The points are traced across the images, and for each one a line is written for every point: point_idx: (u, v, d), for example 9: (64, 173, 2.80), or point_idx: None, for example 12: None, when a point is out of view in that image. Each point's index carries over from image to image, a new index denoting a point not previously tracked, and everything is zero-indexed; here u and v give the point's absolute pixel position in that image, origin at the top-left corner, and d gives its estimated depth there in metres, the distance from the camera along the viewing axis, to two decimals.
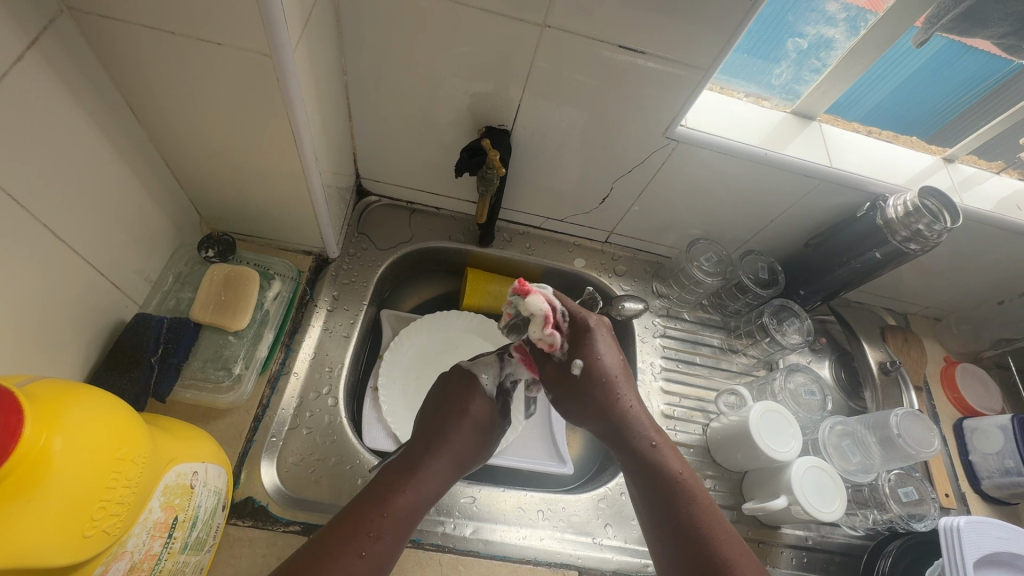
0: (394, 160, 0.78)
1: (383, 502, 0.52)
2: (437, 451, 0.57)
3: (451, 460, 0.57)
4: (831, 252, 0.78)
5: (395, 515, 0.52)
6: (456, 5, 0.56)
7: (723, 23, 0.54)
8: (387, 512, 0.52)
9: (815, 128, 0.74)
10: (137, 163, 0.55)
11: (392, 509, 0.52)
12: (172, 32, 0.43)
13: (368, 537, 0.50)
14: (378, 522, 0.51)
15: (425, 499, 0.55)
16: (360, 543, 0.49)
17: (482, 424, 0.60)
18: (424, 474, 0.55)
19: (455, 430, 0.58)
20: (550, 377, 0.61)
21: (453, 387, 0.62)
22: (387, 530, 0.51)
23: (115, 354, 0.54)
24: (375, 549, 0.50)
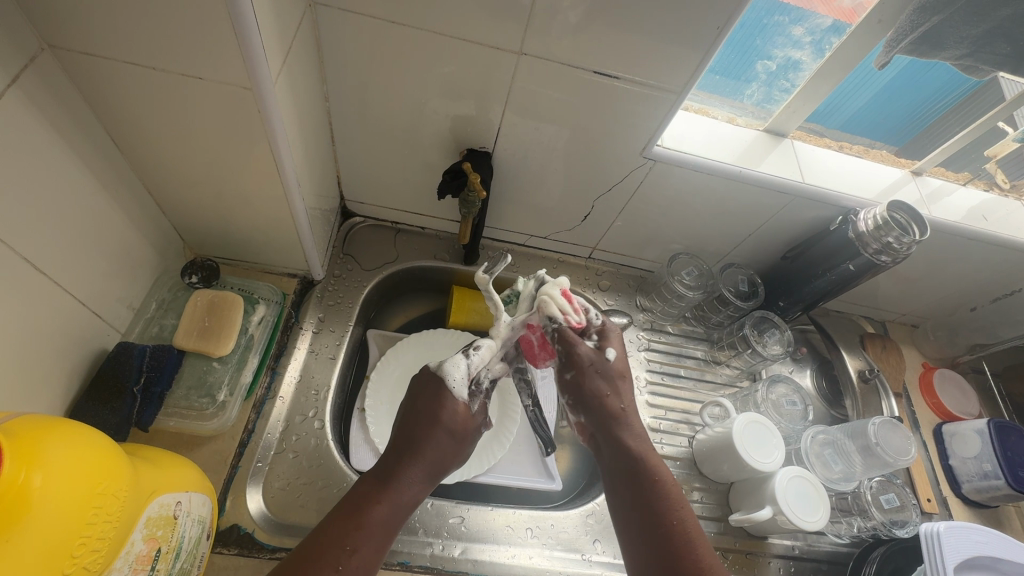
0: (378, 182, 0.80)
1: (381, 517, 0.47)
2: (416, 458, 0.51)
3: (430, 468, 0.52)
4: (808, 264, 0.80)
5: (383, 534, 0.47)
6: (436, 34, 0.57)
7: (693, 48, 0.57)
8: (378, 530, 0.47)
9: (787, 144, 0.76)
10: (119, 192, 0.55)
11: (384, 527, 0.47)
12: (153, 67, 0.44)
13: (356, 561, 0.45)
14: (371, 543, 0.46)
15: (402, 513, 0.49)
16: (347, 567, 0.44)
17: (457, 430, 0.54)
18: (396, 486, 0.49)
19: (433, 432, 0.53)
20: (580, 359, 0.61)
21: (421, 397, 0.56)
22: (375, 549, 0.46)
23: (96, 384, 0.53)
24: (361, 570, 0.45)
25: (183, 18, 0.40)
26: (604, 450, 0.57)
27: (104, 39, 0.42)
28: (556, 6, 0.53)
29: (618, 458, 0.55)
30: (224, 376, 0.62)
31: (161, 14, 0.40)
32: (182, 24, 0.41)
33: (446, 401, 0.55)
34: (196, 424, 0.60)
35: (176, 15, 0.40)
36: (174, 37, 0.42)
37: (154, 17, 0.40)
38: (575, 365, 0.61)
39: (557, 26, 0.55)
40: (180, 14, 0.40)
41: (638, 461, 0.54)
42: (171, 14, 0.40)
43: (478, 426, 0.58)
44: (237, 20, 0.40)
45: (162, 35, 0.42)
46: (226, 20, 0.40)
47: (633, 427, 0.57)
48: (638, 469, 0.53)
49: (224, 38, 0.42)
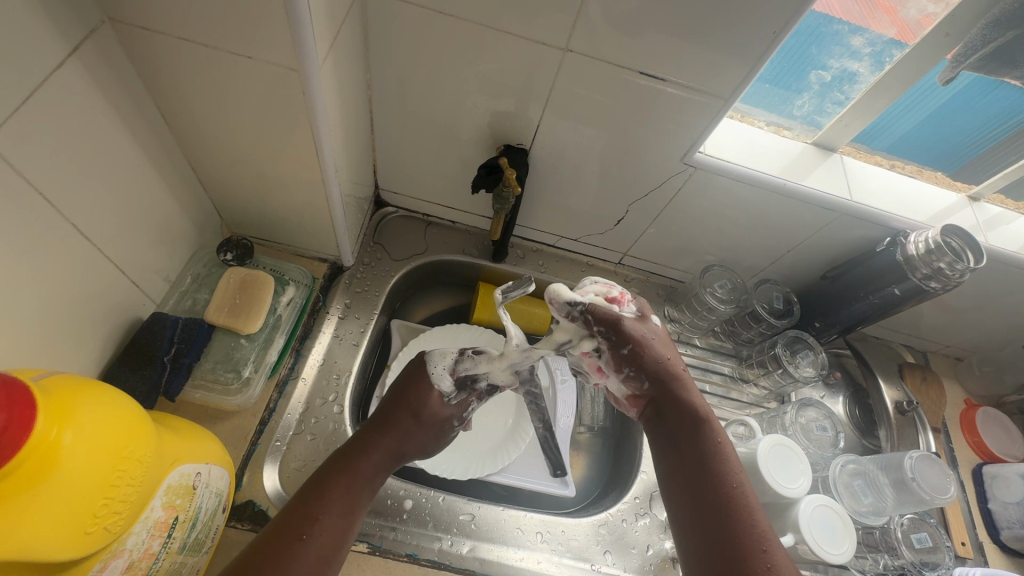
0: (413, 173, 0.80)
1: (348, 488, 0.49)
2: (380, 435, 0.53)
3: (395, 447, 0.53)
4: (849, 286, 0.76)
5: (350, 500, 0.48)
6: (481, 27, 0.57)
7: (745, 53, 0.55)
8: (343, 497, 0.48)
9: (836, 159, 0.73)
10: (164, 166, 0.56)
11: (350, 497, 0.48)
12: (205, 44, 0.45)
13: (323, 531, 0.45)
14: (337, 512, 0.47)
15: (362, 487, 0.50)
16: (313, 537, 0.45)
17: (427, 417, 0.56)
18: (361, 461, 0.51)
19: (401, 415, 0.55)
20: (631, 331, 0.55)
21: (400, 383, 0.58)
22: (339, 516, 0.47)
23: (129, 350, 0.54)
24: (327, 537, 0.45)
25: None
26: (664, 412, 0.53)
27: (160, 14, 0.43)
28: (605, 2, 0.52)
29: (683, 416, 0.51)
30: (250, 353, 0.61)
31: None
32: (236, 3, 0.41)
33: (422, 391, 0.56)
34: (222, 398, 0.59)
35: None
36: (228, 15, 0.42)
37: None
38: (630, 340, 0.54)
39: (605, 23, 0.54)
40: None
41: (701, 419, 0.51)
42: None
43: (454, 422, 0.58)
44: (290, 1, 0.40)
45: (215, 12, 0.42)
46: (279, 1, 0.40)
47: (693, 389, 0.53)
48: (705, 433, 0.50)
49: (275, 19, 0.42)
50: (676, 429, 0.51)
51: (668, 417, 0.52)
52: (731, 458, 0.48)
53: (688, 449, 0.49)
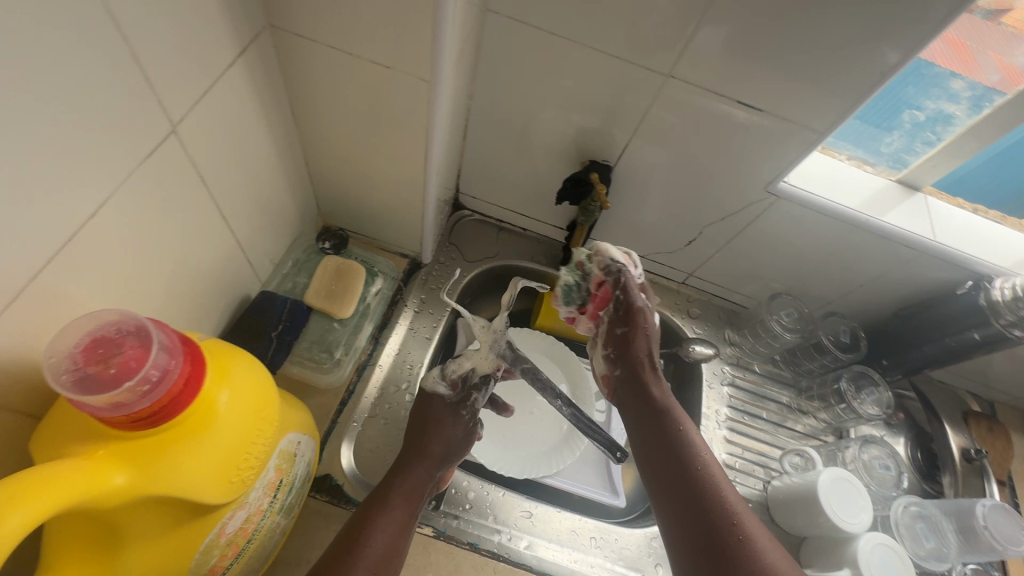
0: (495, 180, 0.83)
1: (394, 520, 0.52)
2: (418, 456, 0.59)
3: (431, 467, 0.59)
4: (923, 326, 0.75)
5: (394, 529, 0.52)
6: (590, 49, 0.60)
7: (848, 90, 0.56)
8: (386, 526, 0.52)
9: (919, 198, 0.73)
10: (286, 159, 0.61)
11: (394, 530, 0.52)
12: (349, 53, 0.49)
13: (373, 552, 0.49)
14: (385, 539, 0.51)
15: (409, 503, 0.55)
16: (365, 555, 0.49)
17: (455, 437, 0.61)
18: (403, 480, 0.56)
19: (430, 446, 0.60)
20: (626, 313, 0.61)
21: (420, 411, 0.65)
22: (391, 535, 0.51)
23: (241, 325, 0.59)
24: (379, 551, 0.50)
25: (390, 14, 0.45)
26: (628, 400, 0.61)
27: (317, 24, 0.47)
28: (716, 33, 0.55)
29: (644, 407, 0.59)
30: (342, 336, 0.65)
31: (373, 8, 0.45)
32: (388, 19, 0.45)
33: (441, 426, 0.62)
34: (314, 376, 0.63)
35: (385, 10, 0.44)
36: (377, 29, 0.46)
37: (365, 10, 0.45)
38: (630, 323, 0.61)
39: (711, 53, 0.56)
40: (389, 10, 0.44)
41: (662, 410, 0.58)
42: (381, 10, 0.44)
43: (465, 415, 0.64)
44: (438, 20, 0.44)
45: (366, 26, 0.46)
46: (428, 20, 0.44)
47: (658, 379, 0.60)
48: (663, 417, 0.57)
49: (420, 35, 0.46)
50: (645, 413, 0.59)
51: (632, 403, 0.60)
52: (693, 437, 0.56)
53: (655, 430, 0.57)
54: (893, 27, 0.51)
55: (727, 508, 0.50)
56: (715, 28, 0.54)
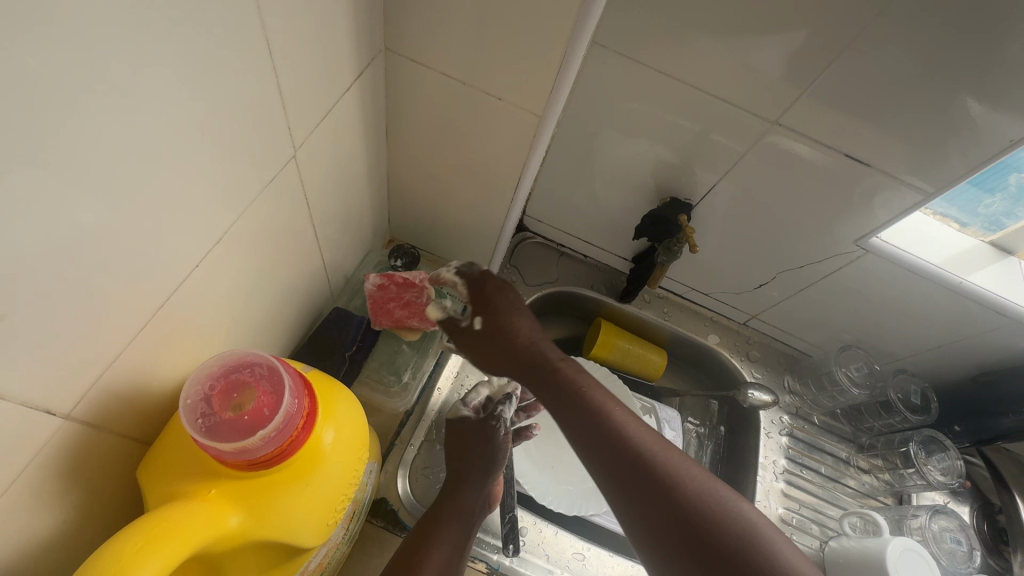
0: (565, 207, 0.82)
1: (446, 538, 0.52)
2: (457, 478, 0.59)
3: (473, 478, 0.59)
4: (1004, 396, 0.73)
5: (450, 546, 0.51)
6: (694, 89, 0.59)
7: (964, 153, 0.54)
8: (443, 544, 0.51)
9: (1012, 262, 0.71)
10: (372, 177, 0.61)
11: (447, 548, 0.51)
12: (463, 82, 0.48)
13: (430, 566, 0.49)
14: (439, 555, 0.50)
15: (459, 522, 0.54)
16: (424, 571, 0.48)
17: (490, 443, 0.62)
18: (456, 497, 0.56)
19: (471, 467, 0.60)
20: (451, 328, 0.57)
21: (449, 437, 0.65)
22: (449, 550, 0.51)
23: (316, 341, 0.58)
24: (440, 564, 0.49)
25: (517, 50, 0.44)
26: (558, 412, 0.47)
27: (437, 52, 0.47)
28: (835, 86, 0.53)
29: (569, 420, 0.46)
30: (410, 359, 0.64)
31: (499, 42, 0.44)
32: (514, 54, 0.44)
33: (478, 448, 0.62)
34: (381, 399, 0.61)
35: (513, 45, 0.44)
36: (499, 62, 0.46)
37: (490, 44, 0.44)
38: (486, 330, 0.53)
39: (824, 104, 0.55)
40: (517, 45, 0.44)
41: (575, 391, 0.47)
42: (509, 45, 0.44)
43: (494, 424, 0.64)
44: (568, 58, 0.43)
45: (487, 57, 0.46)
46: (557, 58, 0.44)
47: (571, 367, 0.49)
48: (589, 412, 0.45)
49: (544, 71, 0.45)
50: (581, 420, 0.46)
51: (557, 410, 0.47)
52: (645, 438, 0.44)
53: (601, 456, 0.44)
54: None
55: (653, 453, 0.43)
56: (835, 80, 0.52)
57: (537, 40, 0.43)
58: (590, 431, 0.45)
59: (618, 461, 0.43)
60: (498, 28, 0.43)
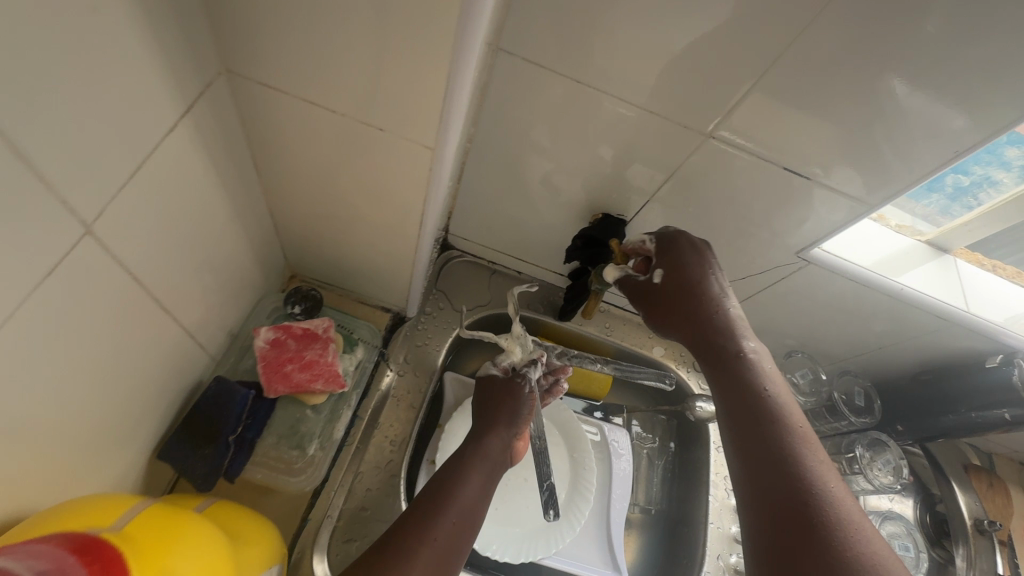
0: (491, 225, 0.75)
1: (456, 514, 0.54)
2: (491, 423, 0.67)
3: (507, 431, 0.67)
4: (943, 395, 0.72)
5: (474, 491, 0.58)
6: (617, 99, 0.52)
7: (896, 156, 0.51)
8: (473, 480, 0.59)
9: (948, 262, 0.70)
10: (249, 217, 0.51)
11: (456, 522, 0.54)
12: (334, 110, 0.40)
13: (439, 538, 0.51)
14: (449, 527, 0.53)
15: (483, 489, 0.60)
16: (432, 544, 0.51)
17: (516, 396, 0.69)
18: (475, 458, 0.62)
19: (484, 445, 0.64)
20: (636, 289, 0.57)
21: (489, 390, 0.72)
22: (464, 510, 0.56)
23: (190, 426, 0.48)
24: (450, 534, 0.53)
25: (390, 75, 0.36)
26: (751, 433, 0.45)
27: (296, 75, 0.37)
28: (766, 95, 0.48)
29: (768, 446, 0.44)
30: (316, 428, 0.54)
31: (368, 66, 0.35)
32: (387, 79, 0.36)
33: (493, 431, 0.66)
34: (282, 480, 0.52)
35: (383, 70, 0.35)
36: (372, 89, 0.37)
37: (357, 67, 0.36)
38: (671, 313, 0.54)
39: (755, 110, 0.50)
40: (389, 70, 0.35)
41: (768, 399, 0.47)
42: (378, 68, 0.35)
43: (518, 386, 0.70)
44: (450, 86, 0.35)
45: (356, 82, 0.37)
46: (438, 85, 0.35)
47: (754, 367, 0.49)
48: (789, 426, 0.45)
49: (426, 101, 0.37)
50: (747, 406, 0.47)
51: (746, 420, 0.46)
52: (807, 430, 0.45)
53: (749, 460, 0.44)
54: (963, 97, 0.45)
55: (793, 443, 0.43)
56: (767, 88, 0.48)
57: (412, 65, 0.34)
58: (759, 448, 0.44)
59: (773, 464, 0.42)
60: (362, 49, 0.34)
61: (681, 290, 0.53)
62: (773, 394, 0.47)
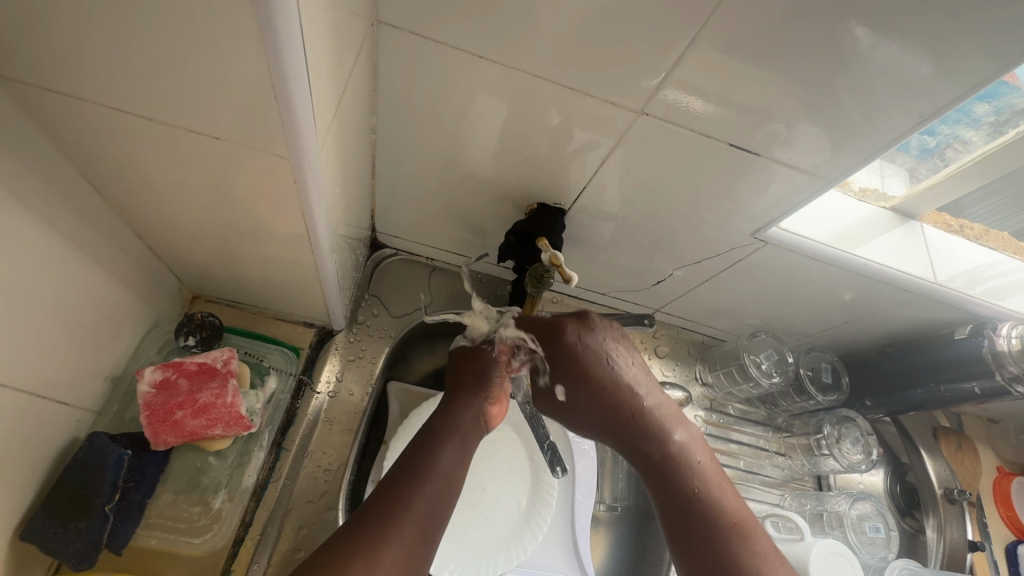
0: (419, 221, 0.67)
1: (433, 488, 0.48)
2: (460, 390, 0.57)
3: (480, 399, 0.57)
4: (914, 367, 0.69)
5: (447, 473, 0.50)
6: (526, 75, 0.46)
7: (828, 123, 0.46)
8: (450, 450, 0.52)
9: (914, 227, 0.65)
10: (104, 244, 0.43)
11: (433, 497, 0.48)
12: (145, 116, 0.33)
13: (416, 514, 0.46)
14: (425, 502, 0.47)
15: (460, 467, 0.51)
16: (405, 526, 0.44)
17: (490, 359, 0.58)
18: (445, 432, 0.53)
19: (457, 411, 0.55)
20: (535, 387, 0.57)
21: (459, 353, 0.62)
22: (434, 494, 0.48)
23: (57, 495, 0.41)
24: (420, 524, 0.45)
25: (208, 67, 0.29)
26: (661, 491, 0.48)
27: (98, 77, 0.30)
28: (688, 61, 0.42)
29: (679, 512, 0.47)
30: (221, 477, 0.49)
31: (178, 58, 0.29)
32: (207, 72, 0.30)
33: (467, 394, 0.57)
34: (182, 542, 0.47)
35: (197, 61, 0.29)
36: (194, 87, 0.31)
37: (166, 61, 0.29)
38: (569, 390, 0.52)
39: (679, 79, 0.44)
40: (204, 61, 0.29)
41: (671, 459, 0.49)
42: (191, 60, 0.29)
43: (487, 347, 0.59)
44: (277, 76, 0.29)
45: (161, 79, 0.30)
46: (264, 75, 0.29)
47: (655, 426, 0.50)
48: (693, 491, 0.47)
49: (260, 96, 0.30)
50: (654, 473, 0.49)
51: (659, 488, 0.49)
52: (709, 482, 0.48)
53: (673, 522, 0.47)
54: (903, 51, 0.40)
55: (700, 498, 0.47)
56: (689, 52, 0.42)
57: (227, 51, 0.28)
58: (671, 514, 0.47)
59: (693, 525, 0.46)
60: (162, 38, 0.28)
61: (571, 356, 0.51)
62: (677, 456, 0.49)
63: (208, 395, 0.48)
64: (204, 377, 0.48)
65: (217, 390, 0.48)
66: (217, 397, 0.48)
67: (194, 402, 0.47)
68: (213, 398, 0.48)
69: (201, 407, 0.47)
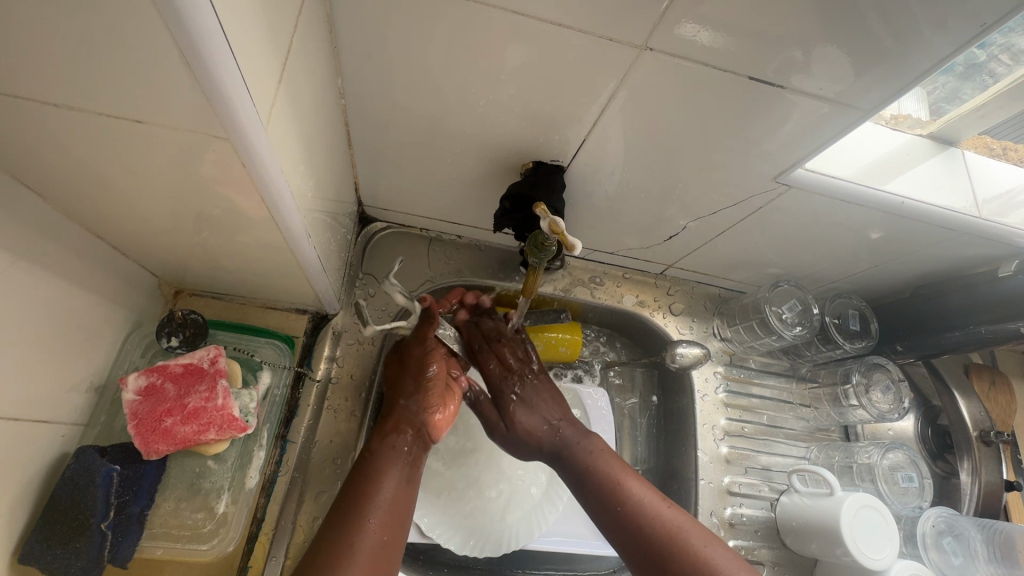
0: (406, 191, 0.62)
1: (378, 521, 0.46)
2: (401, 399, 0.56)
3: (422, 411, 0.56)
4: (948, 311, 0.65)
5: (397, 486, 0.50)
6: (504, 12, 0.39)
7: (858, 43, 0.40)
8: (392, 470, 0.50)
9: (957, 155, 0.58)
10: (58, 250, 0.39)
11: (381, 529, 0.46)
12: (54, 104, 0.28)
13: (363, 554, 0.44)
14: (373, 537, 0.45)
15: (410, 481, 0.51)
16: (354, 562, 0.43)
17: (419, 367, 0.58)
18: (387, 450, 0.52)
19: (393, 429, 0.54)
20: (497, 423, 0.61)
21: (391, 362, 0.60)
22: (388, 497, 0.48)
23: (51, 519, 0.39)
24: (375, 546, 0.45)
25: (99, 40, 0.24)
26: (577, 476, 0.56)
27: None
28: None
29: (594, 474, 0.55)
30: (223, 481, 0.50)
31: (59, 32, 0.23)
32: (103, 47, 0.24)
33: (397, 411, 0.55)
34: (189, 549, 0.47)
35: (78, 31, 0.23)
36: (91, 66, 0.25)
37: (47, 37, 0.24)
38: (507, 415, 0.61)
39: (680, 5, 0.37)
40: (88, 32, 0.23)
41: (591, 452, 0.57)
42: (74, 32, 0.23)
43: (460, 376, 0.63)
44: (182, 37, 0.23)
45: (55, 58, 0.25)
46: (171, 43, 0.24)
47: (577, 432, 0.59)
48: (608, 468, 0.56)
49: (170, 69, 0.25)
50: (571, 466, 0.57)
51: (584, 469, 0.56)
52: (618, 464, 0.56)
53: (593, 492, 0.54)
54: None
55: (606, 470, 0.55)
56: None
57: (115, 18, 0.23)
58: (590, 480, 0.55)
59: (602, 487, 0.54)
60: (29, 7, 0.22)
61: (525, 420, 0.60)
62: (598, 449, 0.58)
63: (202, 398, 0.47)
64: (195, 379, 0.47)
65: (211, 392, 0.48)
66: (210, 400, 0.47)
67: (185, 408, 0.46)
68: (209, 399, 0.47)
69: (193, 410, 0.46)
